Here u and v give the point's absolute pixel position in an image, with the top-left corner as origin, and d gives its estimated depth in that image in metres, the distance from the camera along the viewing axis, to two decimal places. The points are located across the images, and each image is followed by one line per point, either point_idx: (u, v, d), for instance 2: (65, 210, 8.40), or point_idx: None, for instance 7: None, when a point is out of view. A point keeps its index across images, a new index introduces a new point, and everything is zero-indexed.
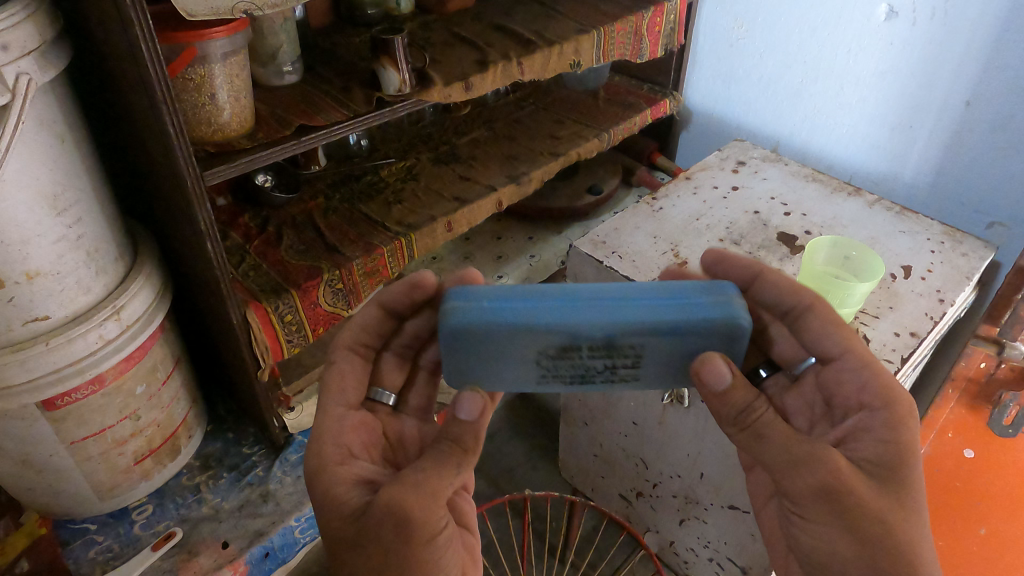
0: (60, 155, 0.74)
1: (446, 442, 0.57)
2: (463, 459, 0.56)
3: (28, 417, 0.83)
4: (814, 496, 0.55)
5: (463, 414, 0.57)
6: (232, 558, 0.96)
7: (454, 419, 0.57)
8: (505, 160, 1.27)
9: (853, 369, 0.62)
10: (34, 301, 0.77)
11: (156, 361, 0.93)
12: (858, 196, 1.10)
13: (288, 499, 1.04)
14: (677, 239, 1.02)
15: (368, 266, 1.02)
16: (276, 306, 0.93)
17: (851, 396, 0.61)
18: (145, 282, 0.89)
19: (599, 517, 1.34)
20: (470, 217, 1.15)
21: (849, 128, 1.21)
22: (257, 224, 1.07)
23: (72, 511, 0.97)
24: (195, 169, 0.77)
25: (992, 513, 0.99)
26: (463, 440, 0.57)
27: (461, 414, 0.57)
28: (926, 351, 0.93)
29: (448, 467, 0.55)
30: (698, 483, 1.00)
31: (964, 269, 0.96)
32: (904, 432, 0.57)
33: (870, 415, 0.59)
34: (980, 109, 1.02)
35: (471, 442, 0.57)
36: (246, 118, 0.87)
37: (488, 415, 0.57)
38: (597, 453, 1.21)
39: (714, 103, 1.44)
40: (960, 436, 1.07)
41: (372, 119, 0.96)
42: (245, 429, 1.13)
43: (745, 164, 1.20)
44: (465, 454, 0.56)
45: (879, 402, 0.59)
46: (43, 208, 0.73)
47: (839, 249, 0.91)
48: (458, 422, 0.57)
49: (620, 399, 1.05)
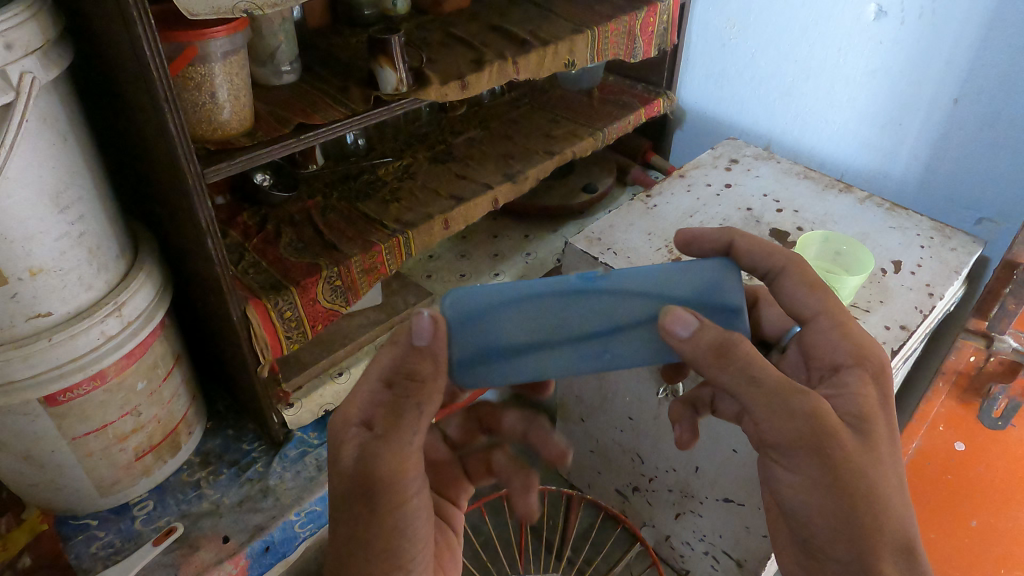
0: (62, 152, 0.75)
1: (400, 378, 0.58)
2: (416, 394, 0.58)
3: (30, 413, 0.83)
4: (796, 445, 0.55)
5: (417, 343, 0.59)
6: (232, 552, 0.97)
7: (408, 347, 0.59)
8: (502, 159, 1.29)
9: None
10: (37, 296, 0.78)
11: (156, 358, 0.94)
12: (849, 193, 1.12)
13: (288, 494, 1.05)
14: (670, 236, 1.03)
15: (367, 263, 1.04)
16: (276, 303, 0.94)
17: None
18: (146, 279, 0.90)
19: (596, 514, 1.35)
20: (467, 215, 1.16)
21: (839, 127, 1.23)
22: (256, 222, 1.08)
23: (73, 507, 0.97)
24: (195, 166, 0.78)
25: (982, 506, 1.06)
26: (417, 370, 0.58)
27: (415, 342, 0.59)
28: (917, 344, 0.95)
29: (403, 409, 0.57)
30: (693, 476, 1.02)
31: (953, 264, 0.97)
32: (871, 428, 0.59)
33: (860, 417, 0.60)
34: (968, 107, 1.04)
35: (425, 373, 0.58)
36: (246, 116, 0.88)
37: (442, 342, 0.60)
38: (593, 449, 1.22)
39: (706, 103, 1.46)
40: (951, 429, 1.10)
41: (370, 117, 0.97)
42: (245, 425, 1.15)
43: (738, 162, 1.21)
44: (419, 387, 0.58)
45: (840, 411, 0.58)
46: (45, 206, 0.74)
47: (830, 244, 0.94)
48: (412, 349, 0.59)
49: (616, 394, 1.07)
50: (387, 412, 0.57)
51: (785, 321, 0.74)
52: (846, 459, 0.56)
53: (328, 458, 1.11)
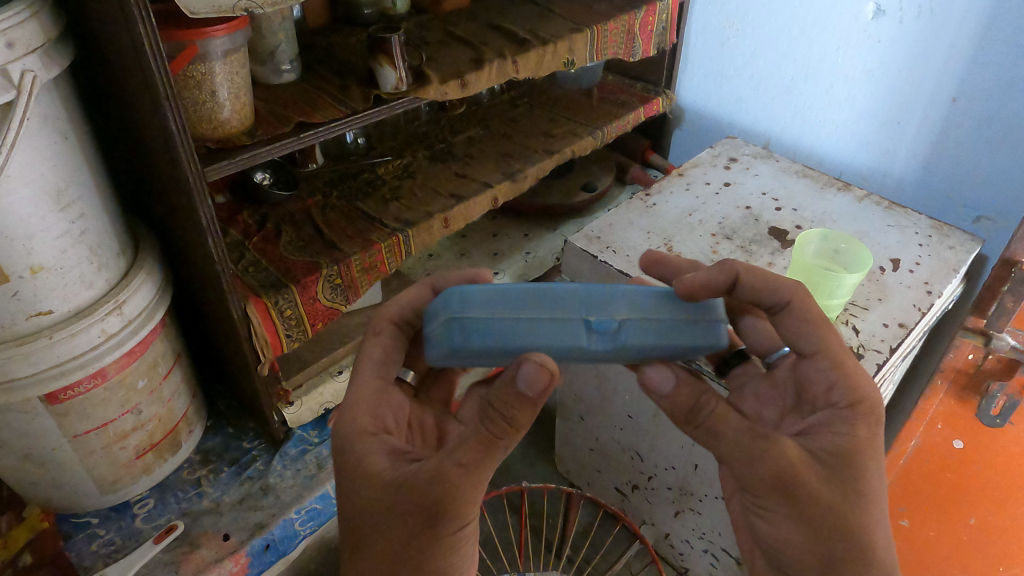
0: (63, 150, 0.75)
1: (494, 417, 0.51)
2: (506, 438, 0.52)
3: (31, 411, 0.84)
4: (773, 488, 0.55)
5: (525, 394, 0.51)
6: (233, 550, 0.98)
7: (513, 390, 0.51)
8: (501, 158, 1.29)
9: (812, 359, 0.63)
10: (38, 295, 0.78)
11: (157, 356, 0.95)
12: (848, 191, 1.12)
13: (288, 492, 1.06)
14: (669, 234, 1.04)
15: (367, 261, 1.04)
16: (277, 300, 0.95)
17: (813, 386, 0.64)
18: (146, 278, 0.90)
19: (595, 512, 1.36)
20: (466, 214, 1.17)
21: (838, 126, 1.24)
22: (256, 221, 1.09)
23: (74, 505, 0.98)
24: (196, 165, 0.78)
25: (981, 504, 1.05)
26: (515, 417, 0.51)
27: (521, 389, 0.51)
28: (915, 341, 0.95)
29: (490, 449, 0.52)
30: (692, 474, 1.02)
31: (951, 262, 0.98)
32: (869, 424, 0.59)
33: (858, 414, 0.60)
34: (966, 106, 1.04)
35: (520, 422, 0.52)
36: (246, 115, 0.89)
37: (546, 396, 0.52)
38: (593, 446, 1.23)
39: (705, 102, 1.47)
40: (949, 427, 1.11)
41: (370, 116, 0.97)
42: (245, 424, 1.15)
43: (737, 160, 1.22)
44: (510, 434, 0.52)
45: (836, 407, 0.59)
46: (46, 204, 0.74)
47: (829, 242, 0.93)
48: (515, 393, 0.51)
49: (616, 392, 1.07)
50: (476, 443, 0.52)
51: (776, 342, 0.70)
52: (841, 455, 0.56)
53: (328, 456, 1.11)
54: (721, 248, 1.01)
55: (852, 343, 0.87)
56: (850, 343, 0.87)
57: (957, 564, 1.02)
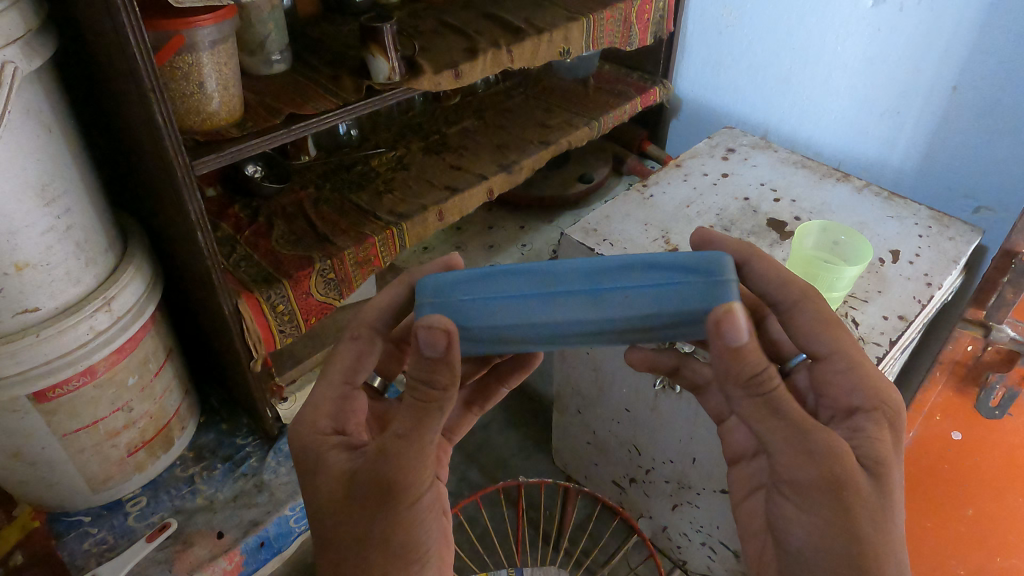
0: (48, 143, 0.73)
1: (419, 386, 0.53)
2: (439, 401, 0.53)
3: (19, 410, 0.82)
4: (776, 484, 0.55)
5: (426, 354, 0.52)
6: (227, 548, 0.97)
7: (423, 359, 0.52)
8: (496, 149, 1.27)
9: (841, 370, 0.61)
10: (24, 292, 0.76)
11: (147, 353, 0.93)
12: (847, 182, 1.11)
13: (282, 489, 1.05)
14: (667, 226, 1.02)
15: (360, 255, 1.02)
16: (269, 296, 0.93)
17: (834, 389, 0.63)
18: (136, 273, 0.89)
19: (593, 505, 1.36)
20: (461, 206, 1.15)
21: (837, 115, 1.22)
22: (248, 214, 1.07)
23: (65, 504, 0.96)
24: (184, 157, 0.76)
25: (978, 494, 1.05)
26: (436, 380, 0.52)
27: (424, 354, 0.52)
28: (914, 334, 0.94)
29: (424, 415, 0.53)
30: (690, 467, 1.01)
31: (951, 253, 0.97)
32: (867, 424, 0.59)
33: (858, 411, 0.60)
34: (967, 95, 1.03)
35: (445, 382, 0.52)
36: (235, 107, 0.87)
37: (457, 352, 0.52)
38: (590, 440, 1.22)
39: (702, 92, 1.45)
40: (948, 418, 1.11)
41: (362, 107, 0.95)
42: (239, 420, 1.14)
43: (735, 151, 1.20)
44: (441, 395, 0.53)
45: (859, 400, 0.59)
46: (31, 199, 0.72)
47: (828, 233, 0.92)
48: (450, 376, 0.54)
49: (613, 386, 1.06)
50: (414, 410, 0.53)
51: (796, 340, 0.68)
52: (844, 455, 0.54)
53: None
54: None
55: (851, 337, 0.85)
56: None
57: (956, 557, 1.00)
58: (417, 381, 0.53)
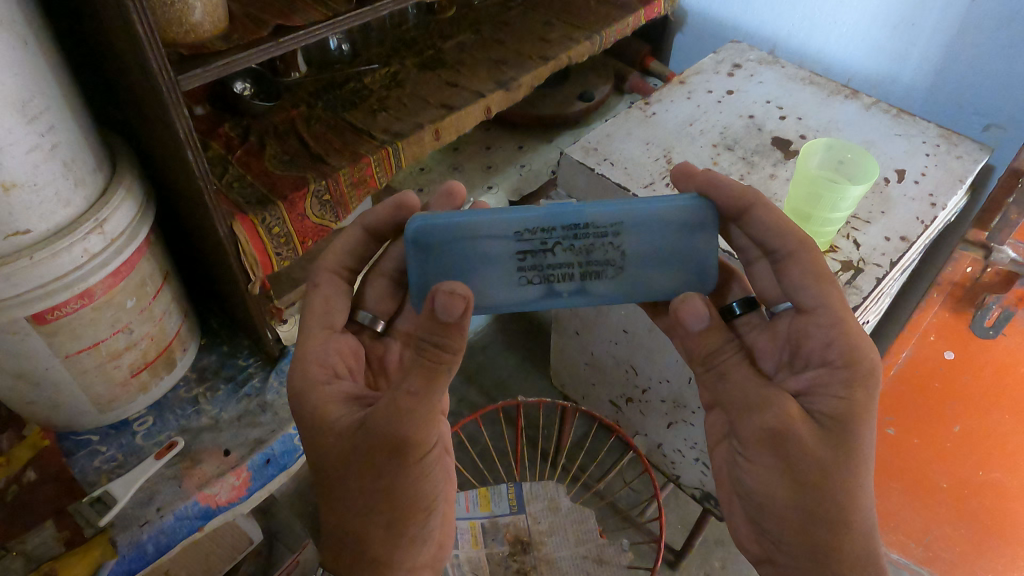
0: (25, 57, 0.70)
1: (427, 345, 0.55)
2: (448, 363, 0.55)
3: (18, 332, 0.82)
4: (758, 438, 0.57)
5: (444, 319, 0.54)
6: (234, 465, 0.99)
7: (437, 321, 0.54)
8: (493, 65, 1.23)
9: (824, 327, 0.61)
10: (13, 214, 0.75)
11: (144, 276, 0.93)
12: (856, 98, 1.08)
13: (285, 409, 1.07)
14: (669, 146, 1.00)
15: (356, 176, 1.01)
16: (264, 218, 0.92)
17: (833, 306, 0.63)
18: (127, 195, 0.87)
19: (590, 424, 1.39)
20: (458, 124, 1.12)
21: (848, 28, 1.17)
22: (238, 134, 1.04)
23: (73, 423, 0.98)
24: (169, 71, 0.73)
25: (968, 413, 1.09)
26: (447, 343, 0.55)
27: (440, 317, 0.53)
28: (915, 255, 0.94)
29: (437, 375, 0.55)
30: (687, 387, 1.02)
31: (958, 172, 0.95)
32: (865, 349, 0.59)
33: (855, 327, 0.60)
34: (985, 5, 0.98)
35: (455, 347, 0.55)
36: (220, 18, 0.84)
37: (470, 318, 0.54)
38: (588, 361, 1.24)
39: (709, 4, 1.38)
40: (944, 339, 1.11)
41: (353, 18, 0.90)
42: (239, 342, 1.15)
43: (741, 67, 1.16)
44: (451, 358, 0.55)
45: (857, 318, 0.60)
46: (14, 116, 0.70)
47: (835, 152, 0.90)
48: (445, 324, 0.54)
49: (611, 308, 1.07)
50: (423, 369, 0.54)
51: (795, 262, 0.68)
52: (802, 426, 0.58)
53: None
54: (722, 159, 0.98)
55: (853, 257, 0.85)
56: (851, 257, 0.85)
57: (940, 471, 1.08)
58: (428, 343, 0.55)
